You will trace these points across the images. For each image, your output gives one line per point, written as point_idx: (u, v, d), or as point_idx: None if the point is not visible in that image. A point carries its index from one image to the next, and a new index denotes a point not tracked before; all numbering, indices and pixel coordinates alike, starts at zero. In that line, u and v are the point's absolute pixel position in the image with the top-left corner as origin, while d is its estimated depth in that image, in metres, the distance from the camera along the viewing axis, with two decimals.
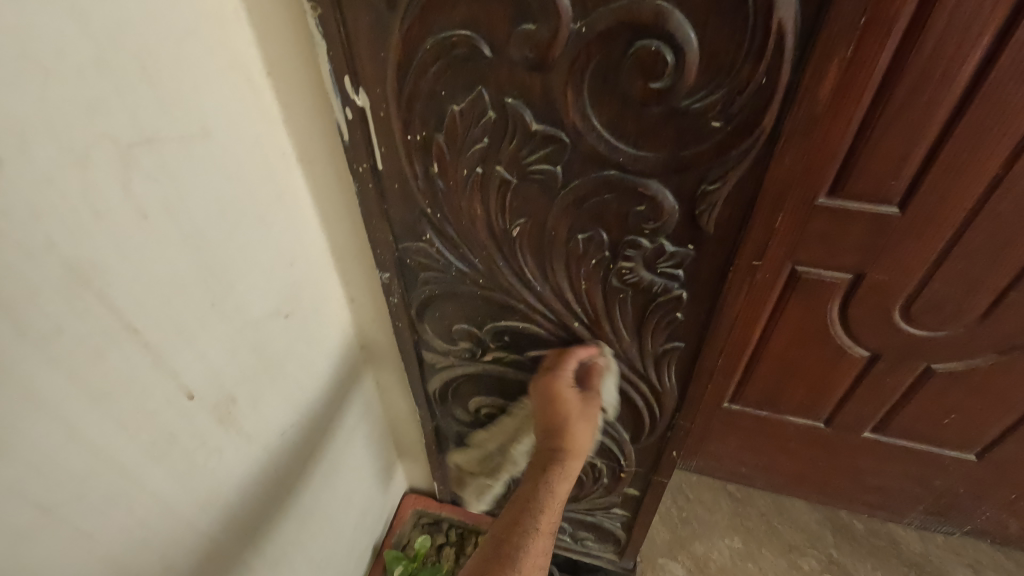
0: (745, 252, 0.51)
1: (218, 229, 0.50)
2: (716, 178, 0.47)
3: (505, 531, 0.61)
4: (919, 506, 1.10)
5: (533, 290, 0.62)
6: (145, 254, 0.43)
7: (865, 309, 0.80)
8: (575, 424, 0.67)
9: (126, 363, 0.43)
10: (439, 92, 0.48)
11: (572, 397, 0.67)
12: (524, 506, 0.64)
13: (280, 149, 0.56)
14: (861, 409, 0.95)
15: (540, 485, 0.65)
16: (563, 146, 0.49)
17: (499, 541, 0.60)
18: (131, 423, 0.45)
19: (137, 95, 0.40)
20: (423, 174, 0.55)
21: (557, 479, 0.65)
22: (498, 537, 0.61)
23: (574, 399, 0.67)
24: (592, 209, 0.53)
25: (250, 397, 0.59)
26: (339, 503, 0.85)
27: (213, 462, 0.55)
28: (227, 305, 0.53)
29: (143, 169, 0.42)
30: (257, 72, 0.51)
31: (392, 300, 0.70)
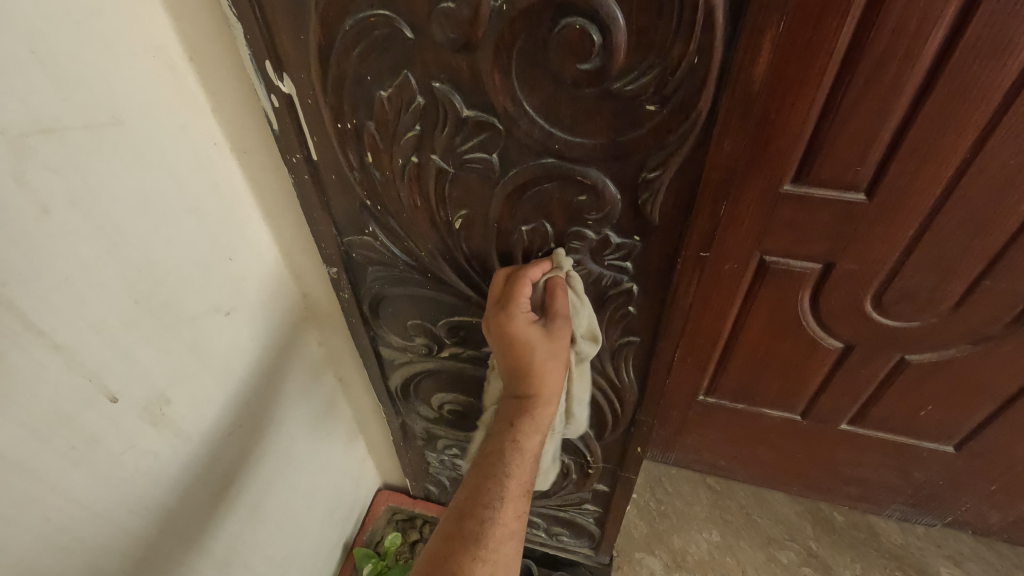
0: (692, 242, 0.49)
1: (139, 223, 0.48)
2: (656, 165, 0.44)
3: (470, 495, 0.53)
4: (899, 498, 1.09)
5: (482, 284, 0.60)
6: (48, 251, 0.41)
7: (836, 300, 0.78)
8: (538, 366, 0.53)
9: (33, 365, 0.41)
10: (365, 77, 0.46)
11: (535, 338, 0.52)
12: (488, 470, 0.54)
13: (210, 139, 0.53)
14: (837, 400, 0.93)
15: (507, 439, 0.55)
16: (497, 133, 0.46)
17: (462, 513, 0.52)
18: (42, 428, 0.43)
19: (29, 81, 0.37)
20: (359, 164, 0.52)
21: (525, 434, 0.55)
22: (460, 508, 0.53)
23: (537, 337, 0.52)
24: (533, 199, 0.50)
25: (187, 398, 0.57)
26: (299, 502, 0.83)
27: (145, 465, 0.53)
28: (154, 303, 0.50)
29: (43, 161, 0.39)
30: (177, 57, 0.48)
31: (343, 296, 0.67)
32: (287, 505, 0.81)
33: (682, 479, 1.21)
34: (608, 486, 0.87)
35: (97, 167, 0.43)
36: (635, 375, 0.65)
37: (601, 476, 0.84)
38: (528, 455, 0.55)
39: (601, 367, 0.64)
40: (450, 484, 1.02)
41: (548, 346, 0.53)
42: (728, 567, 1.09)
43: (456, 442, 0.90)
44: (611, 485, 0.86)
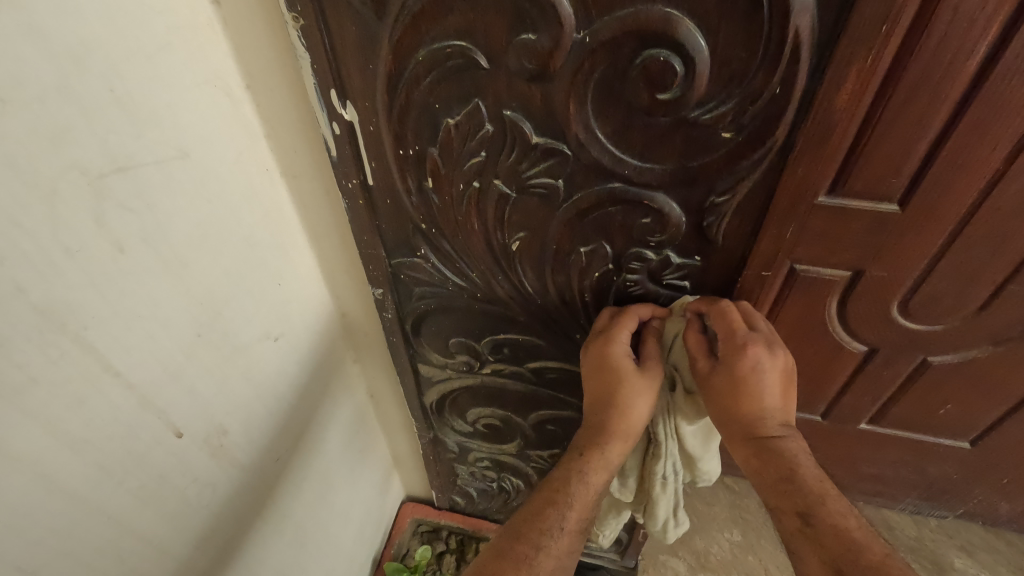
0: (754, 262, 0.50)
1: (201, 254, 0.47)
2: (725, 189, 0.45)
3: (533, 509, 0.53)
4: (913, 492, 1.12)
5: (533, 302, 0.60)
6: (124, 292, 0.40)
7: (863, 305, 0.80)
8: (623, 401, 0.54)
9: (108, 407, 0.40)
10: (433, 105, 0.45)
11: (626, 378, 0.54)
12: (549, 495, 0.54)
13: (263, 165, 0.52)
14: (858, 401, 0.96)
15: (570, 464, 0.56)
16: (565, 159, 0.46)
17: (517, 534, 0.51)
18: (116, 469, 0.42)
19: (107, 119, 0.36)
20: (417, 188, 0.52)
21: (596, 465, 0.55)
22: (517, 528, 0.52)
23: (629, 368, 0.54)
24: (595, 222, 0.50)
25: (241, 426, 0.56)
26: (335, 521, 0.83)
27: (205, 496, 0.52)
28: (214, 333, 0.50)
29: (119, 200, 0.38)
30: (236, 86, 0.47)
31: (386, 316, 0.67)
32: (324, 525, 0.80)
33: (701, 480, 1.23)
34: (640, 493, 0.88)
35: (163, 201, 0.42)
36: None
37: None
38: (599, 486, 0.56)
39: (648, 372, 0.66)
40: (478, 495, 1.02)
41: (638, 380, 0.54)
42: (751, 567, 1.11)
43: (488, 455, 0.90)
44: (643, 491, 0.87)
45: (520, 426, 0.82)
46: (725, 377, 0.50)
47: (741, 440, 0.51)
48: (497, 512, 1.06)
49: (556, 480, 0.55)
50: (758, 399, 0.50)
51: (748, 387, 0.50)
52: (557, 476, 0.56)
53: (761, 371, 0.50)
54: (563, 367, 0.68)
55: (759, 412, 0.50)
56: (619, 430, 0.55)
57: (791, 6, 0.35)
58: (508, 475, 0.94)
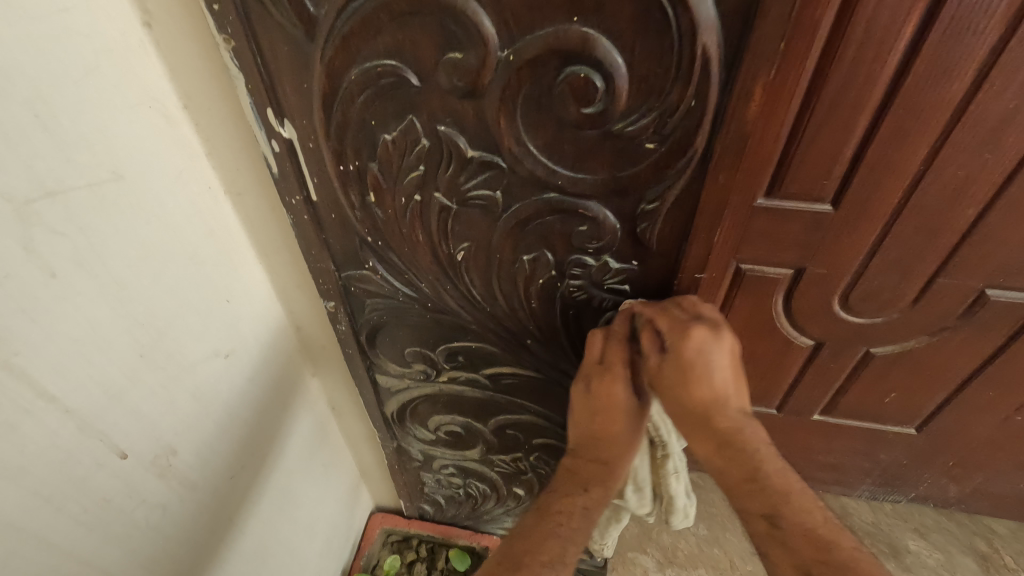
0: (689, 265, 0.52)
1: (140, 275, 0.47)
2: (654, 197, 0.47)
3: (532, 538, 0.54)
4: (868, 479, 1.16)
5: (483, 311, 0.61)
6: (58, 316, 0.40)
7: (807, 301, 0.83)
8: (622, 437, 0.57)
9: (44, 432, 0.40)
10: (369, 121, 0.46)
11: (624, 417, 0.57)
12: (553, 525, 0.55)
13: (204, 183, 0.53)
14: (810, 393, 0.99)
15: (572, 496, 0.57)
16: (501, 171, 0.48)
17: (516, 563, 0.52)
18: (55, 494, 0.42)
19: (32, 145, 0.37)
20: (360, 203, 0.53)
21: (599, 500, 0.57)
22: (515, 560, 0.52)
23: (626, 403, 0.56)
24: (535, 231, 0.52)
25: (192, 445, 0.56)
26: (299, 535, 0.83)
27: (156, 518, 0.52)
28: (157, 352, 0.49)
29: (48, 224, 0.38)
30: (173, 106, 0.47)
31: (340, 328, 0.67)
32: (287, 541, 0.80)
33: None
34: None
35: (98, 223, 0.42)
36: None
37: None
38: (598, 519, 0.57)
39: None
40: (446, 502, 1.03)
41: (633, 415, 0.57)
42: (716, 559, 1.14)
43: (453, 462, 0.91)
44: None
45: (481, 432, 0.82)
46: (679, 368, 0.50)
47: (705, 437, 0.51)
48: (466, 518, 1.06)
49: (558, 512, 0.56)
50: (713, 389, 0.51)
51: (700, 379, 0.50)
52: (557, 508, 0.57)
53: (716, 351, 0.51)
54: (517, 372, 0.70)
55: (717, 398, 0.51)
56: (619, 465, 0.57)
57: (698, 25, 0.37)
58: (474, 481, 0.95)
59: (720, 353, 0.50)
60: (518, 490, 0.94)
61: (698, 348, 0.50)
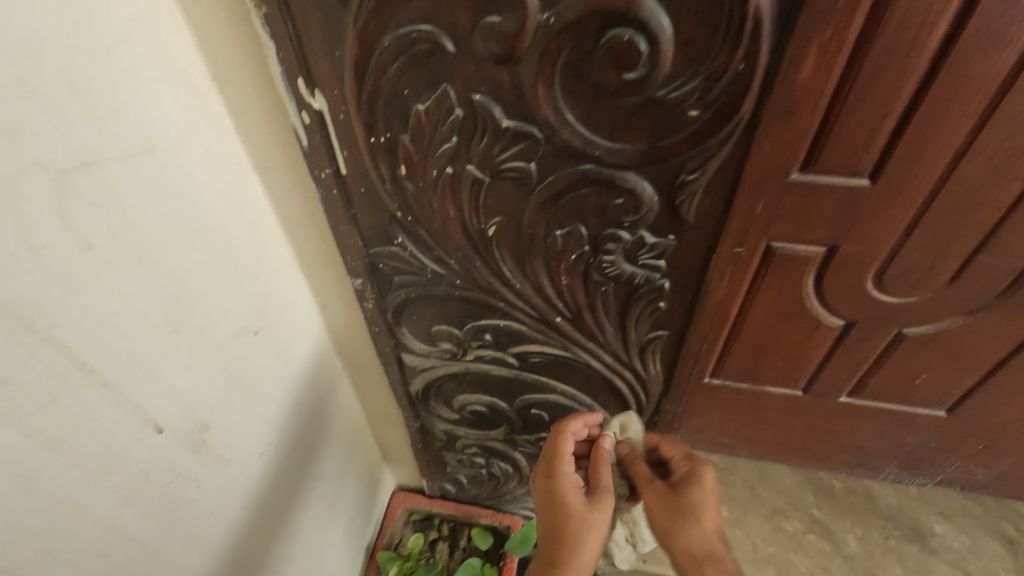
0: (728, 239, 0.50)
1: (173, 250, 0.46)
2: (695, 168, 0.45)
3: None
4: (893, 462, 1.14)
5: (513, 288, 0.60)
6: (93, 288, 0.39)
7: (838, 281, 0.81)
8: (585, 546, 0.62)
9: (82, 404, 0.40)
10: (402, 91, 0.45)
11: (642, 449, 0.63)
12: None
13: (233, 158, 0.52)
14: (836, 374, 0.97)
15: None
16: (536, 142, 0.46)
17: None
18: (95, 467, 0.42)
19: (66, 114, 0.36)
20: (390, 176, 0.52)
21: None
22: None
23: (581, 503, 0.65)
24: (569, 205, 0.51)
25: (224, 422, 0.56)
26: (324, 513, 0.84)
27: (190, 493, 0.52)
28: (189, 328, 0.49)
29: (83, 195, 0.38)
30: (201, 77, 0.47)
31: (367, 306, 0.67)
32: (314, 518, 0.81)
33: None
34: None
35: (132, 196, 0.42)
36: (662, 366, 0.67)
37: None
38: None
39: (629, 360, 0.66)
40: (468, 481, 1.03)
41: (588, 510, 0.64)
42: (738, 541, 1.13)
43: (476, 441, 0.91)
44: None
45: (505, 412, 0.82)
46: (678, 494, 0.66)
47: (687, 546, 0.63)
48: (486, 498, 1.06)
49: None
50: (701, 534, 0.63)
51: (696, 512, 0.65)
52: None
53: (706, 479, 0.67)
54: (545, 351, 0.69)
55: (706, 534, 0.64)
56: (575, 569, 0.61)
57: None
58: (497, 461, 0.95)
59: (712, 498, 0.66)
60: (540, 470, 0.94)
61: (703, 486, 0.66)
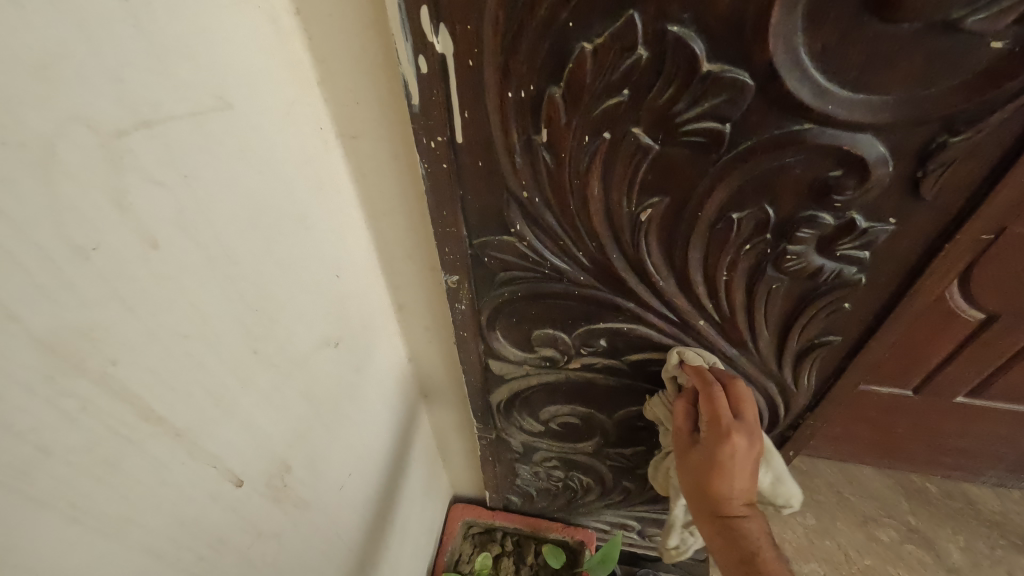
0: (976, 222, 0.38)
1: (253, 245, 0.34)
2: (966, 126, 0.33)
3: None
4: (998, 464, 1.04)
5: (652, 285, 0.49)
6: (161, 305, 0.28)
7: (992, 267, 0.68)
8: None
9: (150, 466, 0.28)
10: (565, 23, 0.33)
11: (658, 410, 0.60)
12: None
13: (315, 122, 0.40)
14: (960, 372, 0.86)
15: None
16: (742, 94, 0.34)
17: None
18: (165, 546, 0.30)
19: (121, 47, 0.24)
20: (523, 145, 0.40)
21: None
22: None
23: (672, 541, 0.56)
24: (761, 180, 0.39)
25: (303, 458, 0.44)
26: (393, 540, 0.73)
27: (269, 552, 0.41)
28: (270, 347, 0.38)
29: (146, 171, 0.26)
30: (282, 8, 0.34)
31: (458, 308, 0.55)
32: (384, 548, 0.70)
33: None
34: None
35: (207, 172, 0.30)
36: (818, 376, 0.55)
37: None
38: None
39: (778, 370, 0.55)
40: (538, 494, 0.92)
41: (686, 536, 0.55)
42: (829, 553, 1.03)
43: (557, 455, 0.80)
44: None
45: (602, 424, 0.71)
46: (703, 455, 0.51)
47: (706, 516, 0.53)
48: (556, 510, 0.96)
49: None
50: (729, 473, 0.50)
51: (722, 475, 0.50)
52: None
53: (741, 425, 0.50)
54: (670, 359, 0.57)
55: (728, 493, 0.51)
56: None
57: None
58: (577, 474, 0.84)
59: (750, 450, 0.50)
60: (627, 485, 0.83)
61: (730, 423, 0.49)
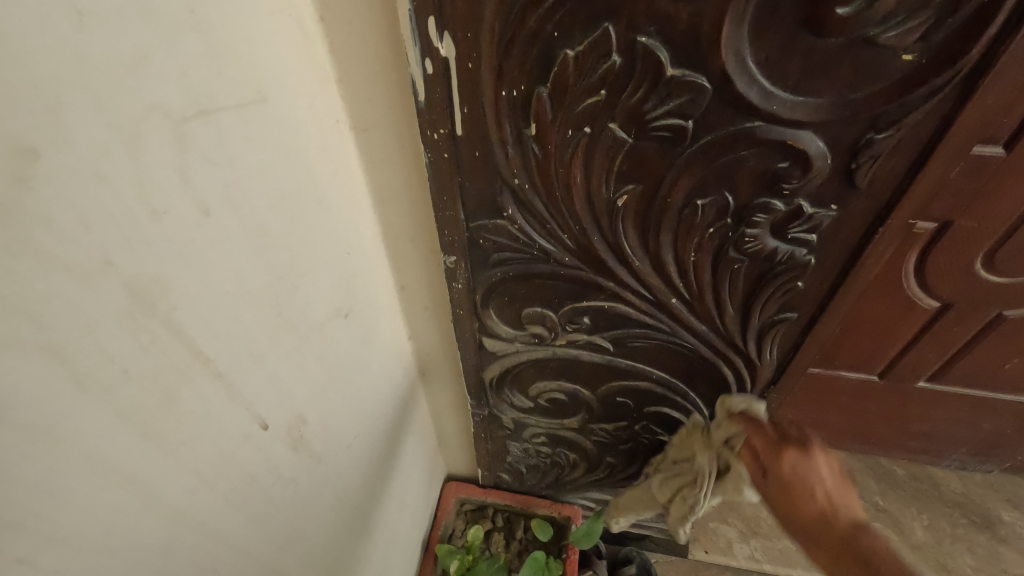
0: (904, 208, 0.44)
1: (280, 219, 0.40)
2: (889, 124, 0.39)
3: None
4: (961, 448, 1.10)
5: (629, 266, 0.54)
6: (210, 264, 0.33)
7: (944, 258, 0.74)
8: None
9: (199, 400, 0.34)
10: (551, 33, 0.39)
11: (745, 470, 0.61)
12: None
13: (332, 116, 0.45)
14: (922, 358, 0.92)
15: None
16: (701, 94, 0.40)
17: None
18: (208, 472, 0.36)
19: (188, 49, 0.29)
20: (514, 137, 0.45)
21: None
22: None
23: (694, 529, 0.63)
24: (720, 171, 0.45)
25: (317, 414, 0.50)
26: (393, 507, 0.79)
27: (288, 495, 0.47)
28: (292, 310, 0.43)
29: (201, 150, 0.31)
30: (309, 16, 0.40)
31: (455, 287, 0.61)
32: (385, 513, 0.76)
33: None
34: None
35: (247, 154, 0.35)
36: (779, 351, 0.62)
37: None
38: None
39: (743, 345, 0.61)
40: (527, 471, 0.98)
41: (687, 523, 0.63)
42: None
43: (546, 431, 0.86)
44: None
45: (587, 400, 0.77)
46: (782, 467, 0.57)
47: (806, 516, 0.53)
48: (545, 487, 1.02)
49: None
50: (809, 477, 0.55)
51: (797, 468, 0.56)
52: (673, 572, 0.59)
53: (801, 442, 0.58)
54: (647, 335, 0.63)
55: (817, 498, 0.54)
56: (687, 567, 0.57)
57: None
58: (564, 450, 0.90)
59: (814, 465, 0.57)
60: (611, 460, 0.90)
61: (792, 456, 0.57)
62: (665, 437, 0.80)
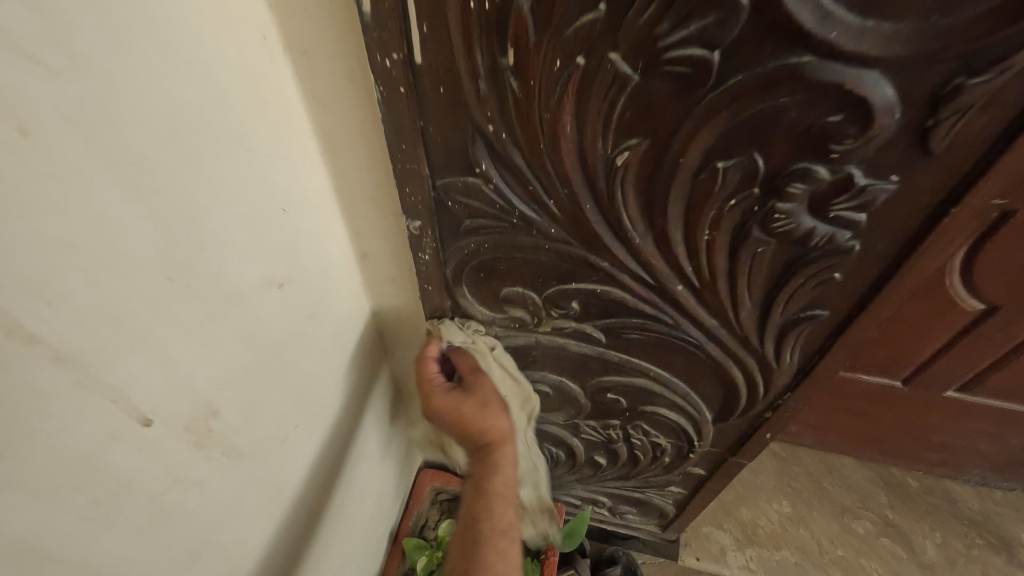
0: (988, 187, 0.34)
1: (171, 156, 0.30)
2: (987, 68, 0.29)
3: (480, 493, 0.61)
4: (983, 463, 1.01)
5: (628, 243, 0.45)
6: (32, 205, 0.24)
7: (999, 255, 0.63)
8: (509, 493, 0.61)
9: (22, 391, 0.25)
10: None
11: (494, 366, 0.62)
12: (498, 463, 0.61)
13: (258, 29, 0.35)
14: (954, 365, 0.83)
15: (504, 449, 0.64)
16: (734, 15, 0.30)
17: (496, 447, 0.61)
18: (47, 482, 0.27)
19: None
20: (488, 69, 0.35)
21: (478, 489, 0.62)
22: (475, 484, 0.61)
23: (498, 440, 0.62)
24: (751, 124, 0.35)
25: (238, 404, 0.41)
26: (352, 499, 0.71)
27: (191, 499, 0.38)
28: (193, 275, 0.34)
29: (12, 40, 0.21)
30: None
31: (422, 258, 0.52)
32: (342, 507, 0.68)
33: None
34: (704, 471, 0.77)
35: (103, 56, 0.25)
36: (803, 355, 0.52)
37: (702, 459, 0.74)
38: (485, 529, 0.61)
39: (761, 345, 0.51)
40: None
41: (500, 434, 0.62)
42: (802, 540, 1.02)
43: None
44: (708, 470, 0.76)
45: (574, 395, 0.68)
46: None
47: None
48: None
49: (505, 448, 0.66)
50: None
51: None
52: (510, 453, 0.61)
53: None
54: (646, 328, 0.54)
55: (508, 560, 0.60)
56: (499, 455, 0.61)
57: None
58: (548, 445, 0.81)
59: None
60: (599, 459, 0.81)
61: None
62: (660, 439, 0.72)
